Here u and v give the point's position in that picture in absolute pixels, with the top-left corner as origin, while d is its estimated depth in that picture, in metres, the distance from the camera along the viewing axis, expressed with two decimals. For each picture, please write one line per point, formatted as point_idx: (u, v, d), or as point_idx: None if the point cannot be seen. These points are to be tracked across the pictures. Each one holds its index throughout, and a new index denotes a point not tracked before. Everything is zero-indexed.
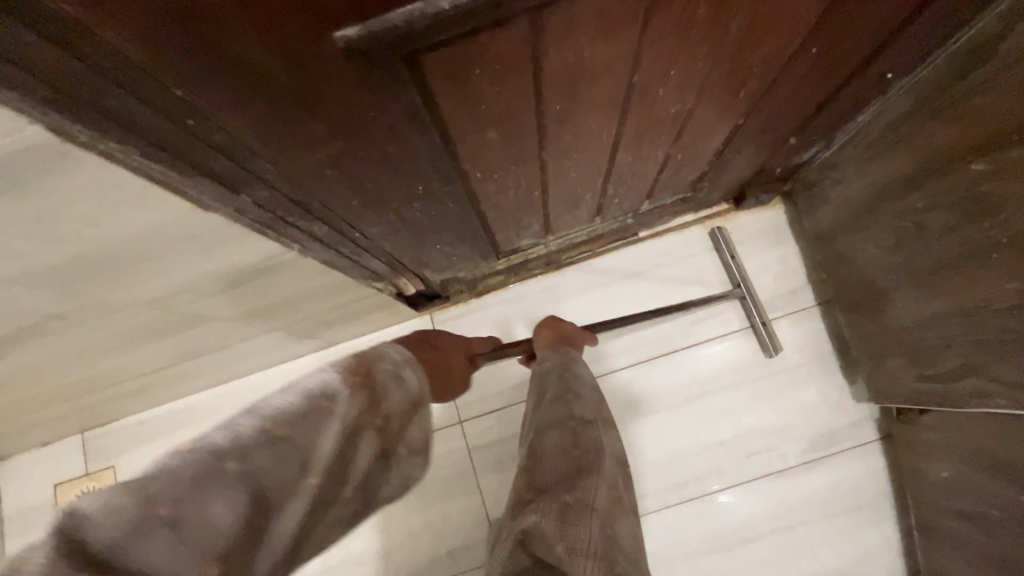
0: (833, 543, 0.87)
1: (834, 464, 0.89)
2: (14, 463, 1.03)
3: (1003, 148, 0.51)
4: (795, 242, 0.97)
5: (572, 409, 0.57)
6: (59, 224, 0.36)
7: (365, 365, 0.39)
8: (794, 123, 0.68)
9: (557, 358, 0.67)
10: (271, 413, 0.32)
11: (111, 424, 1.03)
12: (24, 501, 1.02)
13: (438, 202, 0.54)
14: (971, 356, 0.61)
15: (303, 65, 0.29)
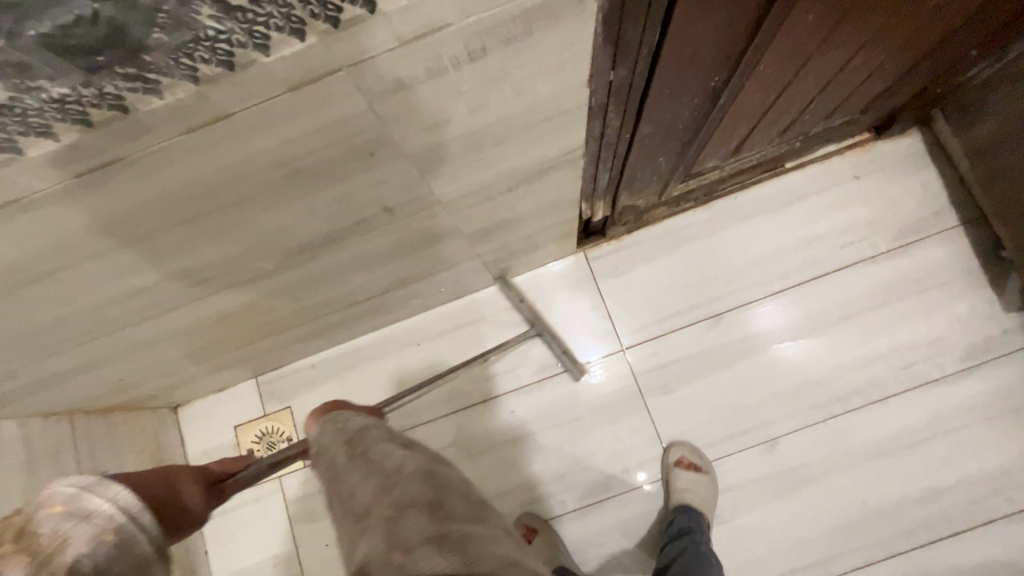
0: (994, 443, 0.92)
1: (989, 372, 0.94)
2: (195, 407, 1.08)
3: None
4: (935, 167, 1.02)
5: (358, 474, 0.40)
6: (499, 89, 0.41)
7: (17, 525, 0.31)
8: (987, 33, 0.73)
9: (328, 434, 0.46)
10: None
11: (283, 368, 1.09)
12: (205, 444, 1.08)
13: (709, 100, 0.60)
14: None
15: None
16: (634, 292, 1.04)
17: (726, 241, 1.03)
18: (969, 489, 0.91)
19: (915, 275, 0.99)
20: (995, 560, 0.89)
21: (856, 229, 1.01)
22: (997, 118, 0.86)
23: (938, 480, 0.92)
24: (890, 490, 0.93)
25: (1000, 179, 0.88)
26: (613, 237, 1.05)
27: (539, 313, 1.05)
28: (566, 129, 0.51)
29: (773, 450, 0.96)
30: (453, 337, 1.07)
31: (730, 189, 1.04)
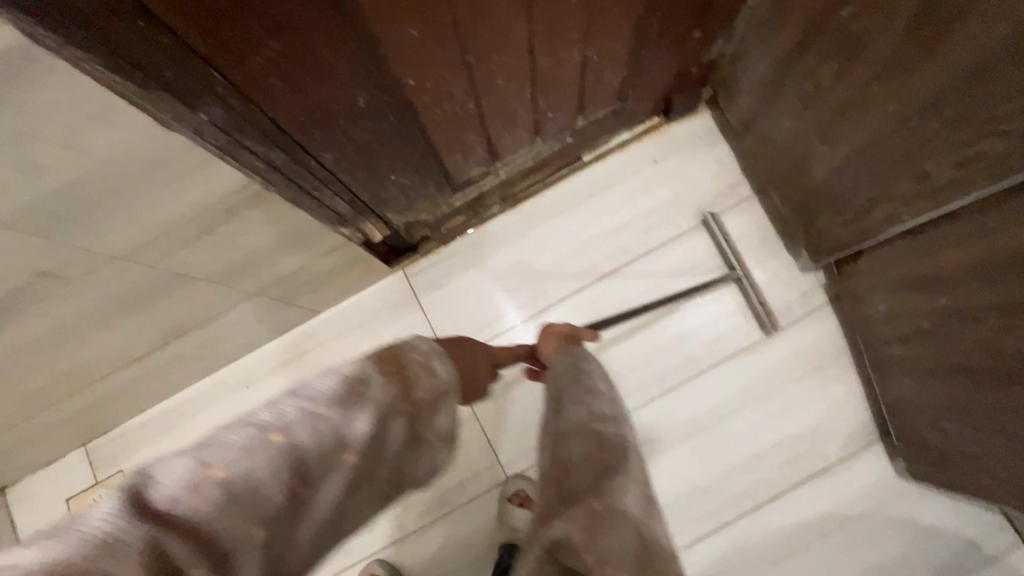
0: (805, 402, 0.94)
1: (794, 333, 0.97)
2: (24, 486, 1.04)
3: None
4: (727, 141, 1.04)
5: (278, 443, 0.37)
6: (35, 149, 0.40)
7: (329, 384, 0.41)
8: (693, 15, 0.75)
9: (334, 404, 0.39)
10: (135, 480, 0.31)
11: (112, 431, 1.05)
12: (38, 523, 1.03)
13: (382, 119, 0.60)
14: (877, 187, 0.69)
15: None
16: (454, 303, 1.04)
17: (537, 240, 1.04)
18: (786, 449, 0.93)
19: (718, 249, 1.01)
20: (816, 515, 0.92)
21: (659, 212, 1.03)
22: (748, 90, 0.88)
23: (757, 445, 0.94)
24: (713, 462, 0.95)
25: (765, 148, 0.91)
26: (427, 252, 1.05)
27: (363, 337, 1.04)
28: (195, 170, 0.51)
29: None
30: (282, 374, 1.05)
31: (535, 188, 1.05)
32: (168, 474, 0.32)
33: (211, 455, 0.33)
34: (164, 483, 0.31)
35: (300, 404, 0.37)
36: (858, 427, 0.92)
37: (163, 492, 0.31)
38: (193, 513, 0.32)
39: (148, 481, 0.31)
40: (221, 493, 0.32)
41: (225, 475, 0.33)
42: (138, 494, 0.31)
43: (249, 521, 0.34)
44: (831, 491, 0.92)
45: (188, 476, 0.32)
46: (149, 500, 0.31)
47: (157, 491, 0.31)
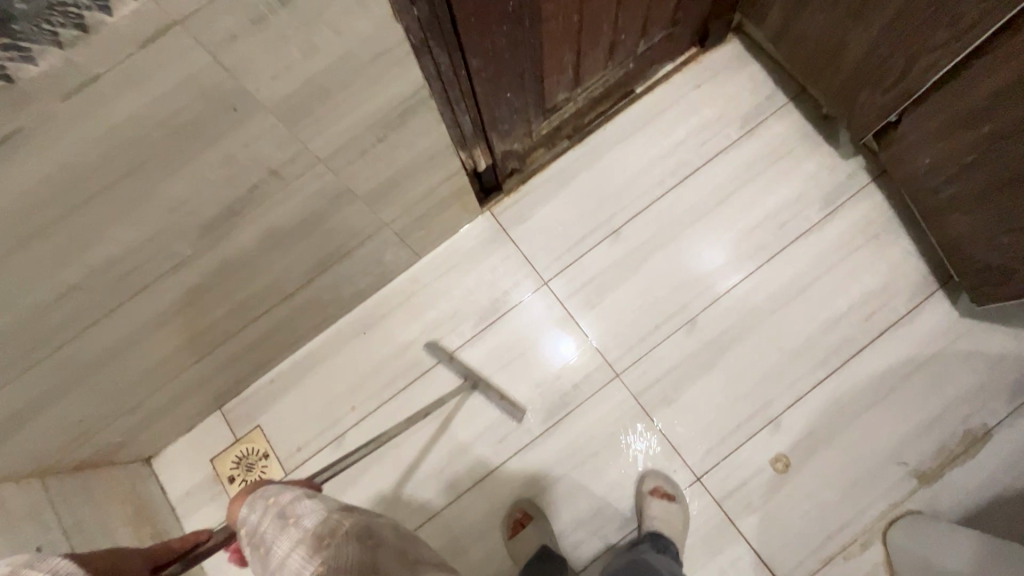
0: (868, 267, 1.07)
1: (845, 211, 1.10)
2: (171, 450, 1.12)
3: None
4: (757, 60, 1.18)
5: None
6: (318, 30, 0.51)
7: None
8: None
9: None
10: None
11: (244, 391, 1.13)
12: (186, 484, 1.11)
13: (517, 27, 0.73)
14: (916, 43, 0.82)
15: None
16: (541, 230, 1.15)
17: (606, 166, 1.17)
18: (860, 309, 1.05)
19: (766, 152, 1.15)
20: (898, 361, 1.03)
21: (709, 128, 1.17)
22: (778, 3, 1.03)
23: (833, 310, 1.06)
24: (798, 330, 1.06)
25: (799, 52, 1.05)
26: (510, 190, 1.17)
27: (464, 273, 1.15)
28: (397, 68, 0.62)
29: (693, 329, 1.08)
30: (394, 317, 1.14)
31: (597, 122, 1.18)
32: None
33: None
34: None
35: None
36: (918, 280, 1.05)
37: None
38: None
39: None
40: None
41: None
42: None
43: None
44: (908, 340, 1.03)
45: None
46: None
47: None
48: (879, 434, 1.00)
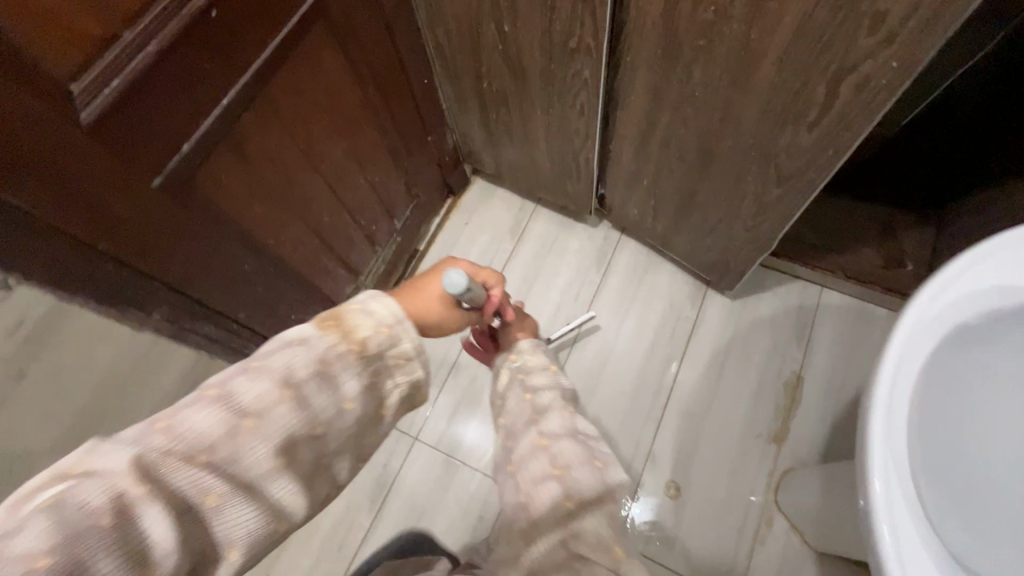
0: (652, 295, 1.29)
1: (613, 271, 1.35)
2: None
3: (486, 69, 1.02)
4: (500, 187, 1.47)
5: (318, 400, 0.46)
6: None
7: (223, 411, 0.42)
8: (417, 128, 1.17)
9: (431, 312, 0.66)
10: (188, 464, 0.39)
11: None
12: None
13: (266, 275, 0.88)
14: (569, 150, 1.11)
15: (137, 198, 0.63)
16: None
17: None
18: (663, 330, 1.26)
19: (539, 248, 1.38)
20: (710, 356, 1.22)
21: (489, 249, 1.40)
22: (483, 151, 1.32)
23: (644, 342, 1.25)
24: (628, 370, 1.22)
25: (517, 174, 1.34)
26: None
27: None
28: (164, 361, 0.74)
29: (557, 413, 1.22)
30: (291, 543, 1.14)
31: None
32: (52, 526, 0.33)
33: (255, 388, 0.43)
34: (88, 490, 0.35)
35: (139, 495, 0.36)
36: (689, 289, 1.29)
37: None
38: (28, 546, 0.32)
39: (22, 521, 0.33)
40: (230, 382, 0.43)
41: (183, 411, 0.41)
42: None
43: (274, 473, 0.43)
44: (708, 337, 1.24)
45: (209, 428, 0.41)
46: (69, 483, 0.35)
47: (181, 493, 0.38)
48: (728, 421, 1.16)
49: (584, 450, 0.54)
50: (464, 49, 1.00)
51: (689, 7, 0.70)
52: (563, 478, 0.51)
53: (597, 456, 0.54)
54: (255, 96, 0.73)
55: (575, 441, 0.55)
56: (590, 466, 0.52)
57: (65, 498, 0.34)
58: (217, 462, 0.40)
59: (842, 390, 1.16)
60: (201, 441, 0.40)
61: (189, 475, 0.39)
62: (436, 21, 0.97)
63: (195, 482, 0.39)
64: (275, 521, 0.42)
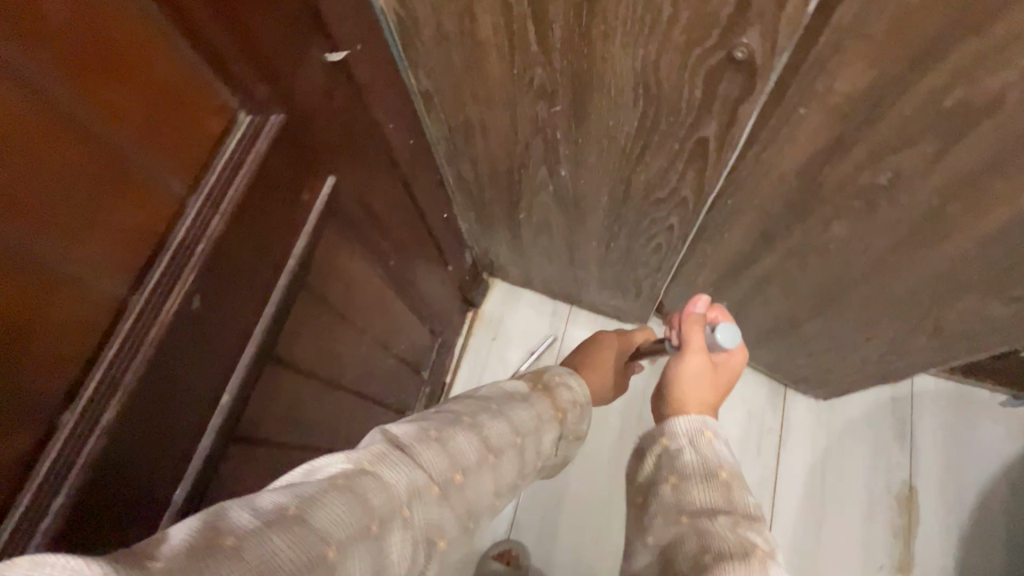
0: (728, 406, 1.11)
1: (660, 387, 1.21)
2: None
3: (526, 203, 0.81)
4: (525, 289, 1.27)
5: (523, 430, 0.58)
6: None
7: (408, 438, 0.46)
8: (439, 264, 0.96)
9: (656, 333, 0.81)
10: (401, 481, 0.43)
11: None
12: None
13: None
14: (628, 275, 0.92)
15: None
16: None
17: None
18: (749, 450, 1.08)
19: None
20: (806, 475, 1.06)
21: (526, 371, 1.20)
22: (508, 264, 1.12)
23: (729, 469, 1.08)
24: None
25: (550, 284, 1.14)
26: None
27: None
28: None
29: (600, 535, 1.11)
30: None
31: None
32: (348, 502, 0.39)
33: (503, 427, 0.55)
34: (403, 464, 0.44)
35: (359, 518, 0.39)
36: (766, 392, 1.12)
37: (217, 515, 0.36)
38: (343, 507, 0.39)
39: (327, 483, 0.40)
40: (487, 413, 0.56)
41: (472, 420, 0.54)
42: (235, 527, 0.35)
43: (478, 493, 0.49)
44: (798, 453, 1.08)
45: (479, 448, 0.51)
46: (366, 460, 0.43)
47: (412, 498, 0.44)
48: (842, 554, 1.00)
49: (709, 460, 0.56)
50: (498, 184, 0.80)
51: (849, 167, 0.52)
52: (678, 486, 0.55)
53: (719, 470, 0.56)
54: (265, 362, 0.51)
55: (696, 449, 0.58)
56: (715, 481, 0.54)
57: (370, 474, 0.42)
58: (470, 478, 0.49)
59: (961, 495, 1.02)
60: (469, 460, 0.49)
61: (448, 485, 0.47)
62: (463, 157, 0.76)
63: (419, 496, 0.44)
64: (473, 526, 0.49)
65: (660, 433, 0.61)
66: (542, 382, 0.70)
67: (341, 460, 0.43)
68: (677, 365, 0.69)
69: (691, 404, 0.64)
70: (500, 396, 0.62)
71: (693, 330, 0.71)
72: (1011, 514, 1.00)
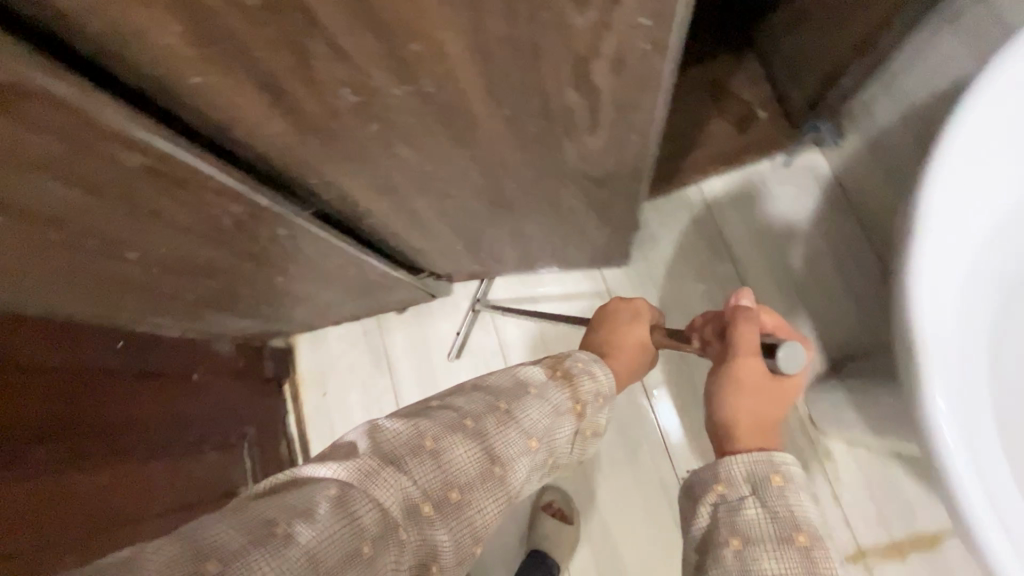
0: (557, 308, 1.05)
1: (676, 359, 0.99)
2: None
3: (167, 291, 0.68)
4: (325, 329, 1.15)
5: (518, 421, 0.53)
6: None
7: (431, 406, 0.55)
8: (169, 388, 0.83)
9: (705, 330, 0.59)
10: (417, 471, 0.47)
11: None
12: None
13: None
14: (352, 280, 0.81)
15: None
16: None
17: None
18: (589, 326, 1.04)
19: (419, 362, 1.10)
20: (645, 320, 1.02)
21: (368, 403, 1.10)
22: (269, 328, 0.99)
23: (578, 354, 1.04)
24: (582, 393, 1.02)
25: (329, 318, 1.02)
26: None
27: None
28: None
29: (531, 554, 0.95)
30: None
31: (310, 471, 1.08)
32: (328, 516, 0.40)
33: (510, 432, 0.52)
34: (400, 479, 0.45)
35: (366, 505, 0.43)
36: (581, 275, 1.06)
37: (233, 521, 0.39)
38: (339, 522, 0.40)
39: (319, 497, 0.42)
40: (497, 417, 0.53)
41: (477, 426, 0.51)
42: (231, 540, 0.37)
43: (497, 495, 0.50)
44: None
45: (483, 458, 0.50)
46: (366, 475, 0.44)
47: (414, 491, 0.46)
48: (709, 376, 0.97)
49: (786, 519, 0.44)
50: (121, 296, 0.66)
51: (317, 104, 0.41)
52: (744, 553, 0.43)
53: (794, 526, 0.43)
54: None
55: (765, 497, 0.45)
56: (791, 547, 0.42)
57: (372, 485, 0.44)
58: (470, 495, 0.48)
59: (790, 267, 0.99)
60: (466, 476, 0.49)
61: (445, 507, 0.47)
62: (47, 303, 0.62)
63: (411, 495, 0.46)
64: (470, 551, 0.49)
65: (716, 478, 0.48)
66: (562, 366, 0.61)
67: (352, 468, 0.45)
68: (724, 385, 0.53)
69: (746, 437, 0.51)
70: (514, 388, 0.57)
71: (744, 328, 0.53)
72: (841, 260, 0.97)
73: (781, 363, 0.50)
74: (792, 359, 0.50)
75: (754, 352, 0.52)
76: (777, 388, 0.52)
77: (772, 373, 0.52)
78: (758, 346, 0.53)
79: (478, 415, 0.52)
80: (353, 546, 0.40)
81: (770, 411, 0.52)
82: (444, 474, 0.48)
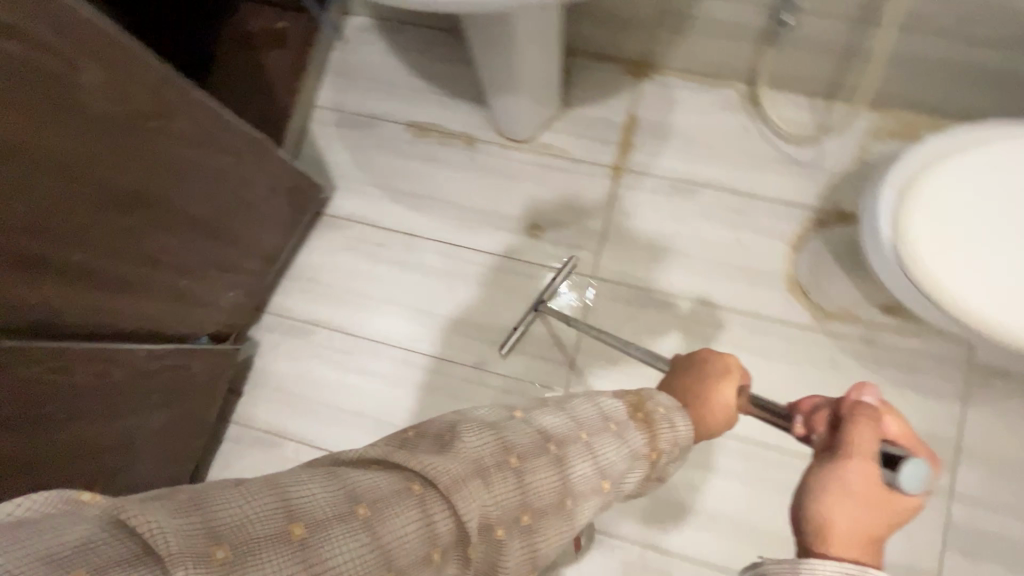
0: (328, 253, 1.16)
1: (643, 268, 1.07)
2: None
3: None
4: (203, 473, 1.10)
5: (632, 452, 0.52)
6: None
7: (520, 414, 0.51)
8: None
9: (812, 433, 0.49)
10: (506, 492, 0.43)
11: None
12: None
13: None
14: (133, 384, 0.81)
15: None
16: None
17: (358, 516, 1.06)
18: (358, 235, 1.16)
19: (289, 401, 1.12)
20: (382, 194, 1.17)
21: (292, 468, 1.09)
22: None
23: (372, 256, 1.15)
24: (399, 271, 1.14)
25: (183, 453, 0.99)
26: None
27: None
28: None
29: (493, 391, 1.08)
30: None
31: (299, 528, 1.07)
32: (404, 516, 0.39)
33: (589, 465, 0.49)
34: (483, 494, 0.42)
35: (444, 513, 0.40)
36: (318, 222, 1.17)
37: (326, 485, 0.39)
38: (412, 527, 0.39)
39: (395, 484, 0.40)
40: (578, 445, 0.50)
41: (559, 452, 0.48)
42: (320, 503, 0.38)
43: (566, 520, 0.48)
44: (380, 206, 1.16)
45: (581, 480, 0.49)
46: (450, 481, 0.41)
47: (489, 513, 0.42)
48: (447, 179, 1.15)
49: None
50: None
51: None
52: None
53: None
54: None
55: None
56: None
57: (453, 497, 0.40)
58: (541, 523, 0.45)
59: (412, 83, 1.18)
60: (542, 500, 0.46)
61: (514, 529, 0.43)
62: None
63: (481, 521, 0.42)
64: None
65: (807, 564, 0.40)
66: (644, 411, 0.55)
67: (399, 455, 0.42)
68: (823, 469, 0.43)
69: (845, 544, 0.41)
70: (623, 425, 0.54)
71: (862, 425, 0.44)
72: (429, 49, 1.19)
73: (900, 480, 0.41)
74: (914, 476, 0.42)
75: (868, 458, 0.42)
76: (884, 498, 0.42)
77: (889, 491, 0.42)
78: (875, 448, 0.43)
79: (563, 440, 0.49)
80: (408, 548, 0.38)
81: (864, 520, 0.41)
82: (529, 495, 0.45)
